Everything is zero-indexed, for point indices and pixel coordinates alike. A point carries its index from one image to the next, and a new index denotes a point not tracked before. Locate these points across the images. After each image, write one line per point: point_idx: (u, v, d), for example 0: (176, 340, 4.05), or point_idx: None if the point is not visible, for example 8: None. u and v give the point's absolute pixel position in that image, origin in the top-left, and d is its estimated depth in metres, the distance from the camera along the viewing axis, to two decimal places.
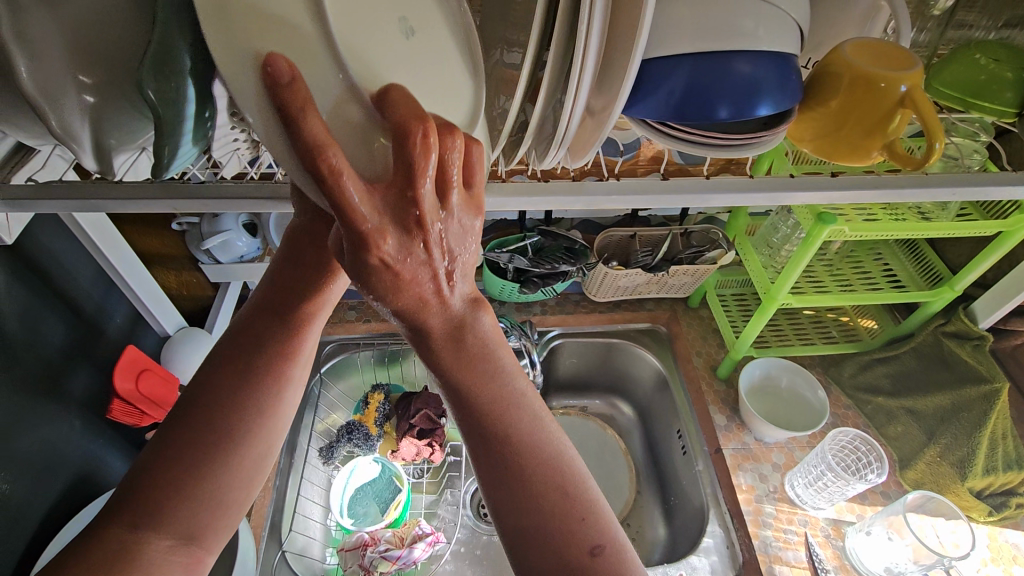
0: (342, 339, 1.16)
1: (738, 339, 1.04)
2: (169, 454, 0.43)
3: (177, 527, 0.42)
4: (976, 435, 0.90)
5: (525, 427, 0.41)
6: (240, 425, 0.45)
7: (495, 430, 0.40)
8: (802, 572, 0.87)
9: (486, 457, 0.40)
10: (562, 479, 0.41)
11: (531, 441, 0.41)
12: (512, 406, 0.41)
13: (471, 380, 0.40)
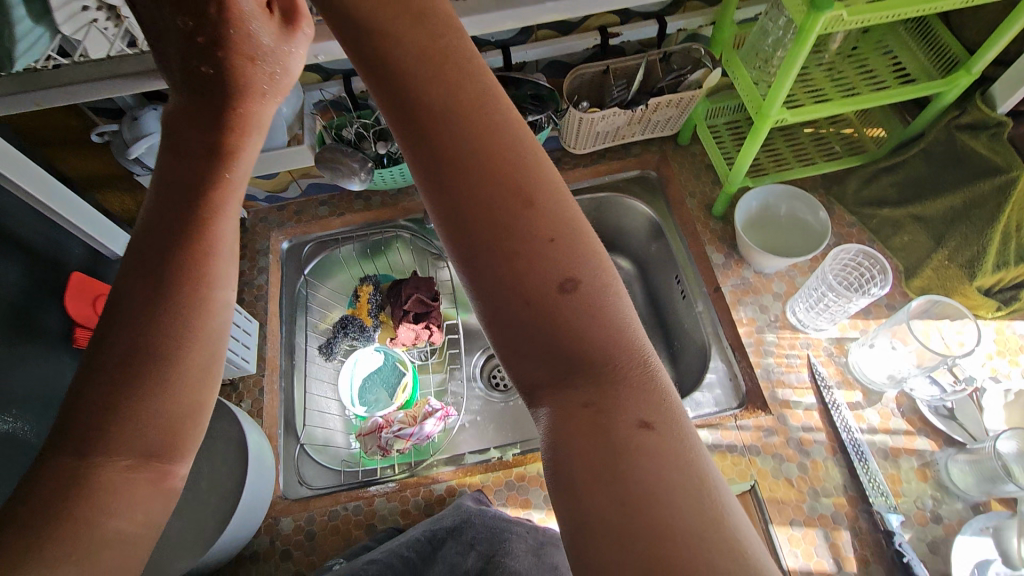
0: (320, 237, 1.12)
1: (732, 172, 0.97)
2: (100, 381, 0.40)
3: (130, 447, 0.40)
4: (988, 232, 0.83)
5: (496, 142, 0.39)
6: (170, 335, 0.41)
7: (441, 140, 0.39)
8: (805, 392, 0.88)
9: (435, 165, 0.39)
10: (529, 196, 0.38)
11: (494, 155, 0.38)
12: (476, 109, 0.39)
13: (424, 77, 0.39)
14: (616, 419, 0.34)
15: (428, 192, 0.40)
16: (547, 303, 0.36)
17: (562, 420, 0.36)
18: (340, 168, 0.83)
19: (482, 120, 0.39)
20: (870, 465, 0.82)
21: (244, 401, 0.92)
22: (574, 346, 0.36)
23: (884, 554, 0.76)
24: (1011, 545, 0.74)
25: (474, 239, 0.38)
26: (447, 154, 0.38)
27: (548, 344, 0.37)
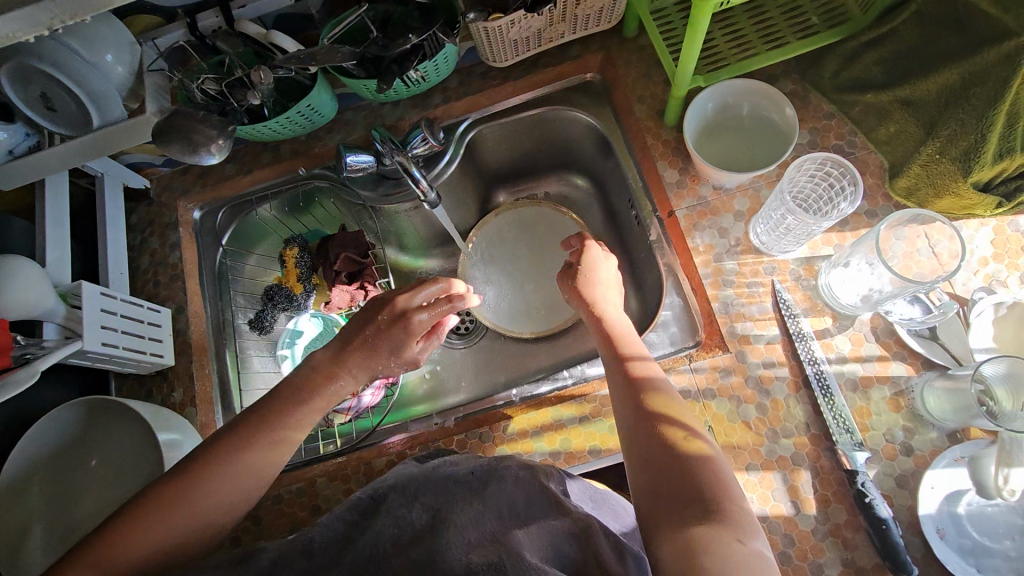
0: (234, 200, 1.01)
1: (677, 70, 0.80)
2: (147, 505, 0.59)
3: (131, 541, 0.57)
4: (988, 116, 0.66)
5: (680, 443, 0.60)
6: (220, 490, 0.61)
7: (655, 406, 0.64)
8: (767, 324, 0.79)
9: (655, 460, 0.59)
10: (706, 469, 0.57)
11: (686, 438, 0.60)
12: (665, 407, 0.63)
13: (656, 429, 0.61)
14: (715, 533, 0.51)
15: (634, 445, 0.62)
16: (705, 527, 0.52)
17: (680, 533, 0.52)
18: (192, 137, 0.64)
19: (643, 380, 0.67)
20: (836, 399, 0.74)
21: (175, 390, 0.88)
22: (711, 525, 0.52)
23: (847, 493, 0.71)
24: (986, 475, 0.66)
25: (633, 418, 0.64)
26: (640, 416, 0.64)
27: (688, 523, 0.53)
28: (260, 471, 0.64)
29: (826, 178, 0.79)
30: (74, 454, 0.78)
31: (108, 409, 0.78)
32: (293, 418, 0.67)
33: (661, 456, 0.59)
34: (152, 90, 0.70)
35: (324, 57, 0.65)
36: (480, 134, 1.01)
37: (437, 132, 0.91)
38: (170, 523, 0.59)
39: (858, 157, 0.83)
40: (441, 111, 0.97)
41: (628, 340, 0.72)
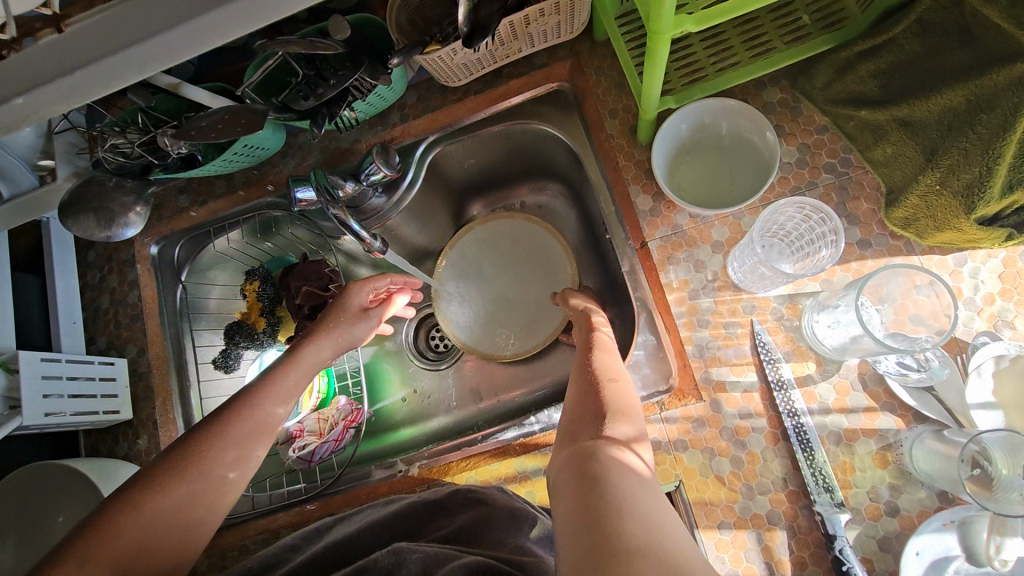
0: (190, 231, 0.95)
1: (646, 93, 0.72)
2: (141, 492, 0.57)
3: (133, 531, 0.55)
4: (994, 147, 0.57)
5: (615, 396, 0.59)
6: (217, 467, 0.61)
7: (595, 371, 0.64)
8: (743, 370, 0.73)
9: (582, 409, 0.59)
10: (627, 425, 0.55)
11: (622, 397, 0.60)
12: (606, 372, 0.64)
13: (592, 384, 0.62)
14: (610, 463, 0.49)
15: (569, 403, 0.62)
16: (604, 458, 0.50)
17: (578, 464, 0.50)
18: (108, 208, 0.68)
19: (601, 353, 0.69)
20: (816, 455, 0.69)
21: (139, 438, 0.87)
22: (611, 459, 0.50)
23: (824, 556, 0.66)
24: (977, 541, 0.62)
25: (576, 370, 0.67)
26: (581, 379, 0.64)
27: (588, 455, 0.51)
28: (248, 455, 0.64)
29: (807, 221, 0.73)
30: (39, 517, 0.76)
31: (67, 470, 0.77)
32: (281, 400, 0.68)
33: (586, 394, 0.61)
34: (65, 152, 0.69)
35: (222, 133, 0.60)
36: (442, 154, 0.93)
37: (391, 159, 0.84)
38: (169, 506, 0.57)
39: (852, 177, 0.75)
40: (399, 131, 0.89)
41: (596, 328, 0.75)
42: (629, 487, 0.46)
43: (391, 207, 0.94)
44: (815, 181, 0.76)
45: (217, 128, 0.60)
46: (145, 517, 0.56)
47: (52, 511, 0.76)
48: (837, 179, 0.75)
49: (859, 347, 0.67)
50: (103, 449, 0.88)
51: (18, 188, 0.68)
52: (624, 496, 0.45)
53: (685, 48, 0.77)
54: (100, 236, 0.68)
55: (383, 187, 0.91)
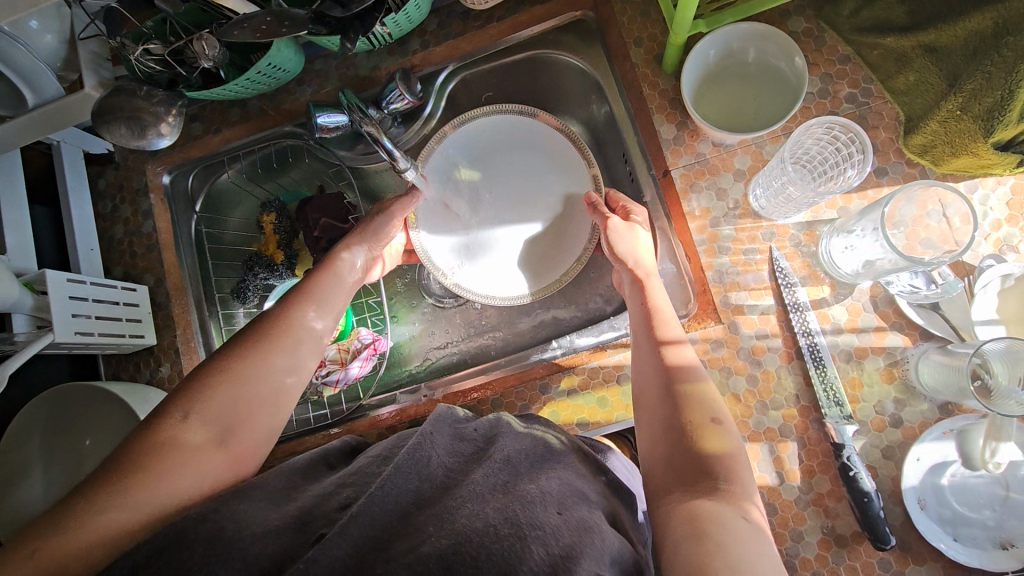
0: (204, 160, 0.93)
1: (677, 16, 0.72)
2: (205, 377, 0.57)
3: (204, 413, 0.55)
4: (1019, 69, 0.58)
5: (718, 435, 0.54)
6: (278, 358, 0.61)
7: (688, 390, 0.58)
8: (761, 294, 0.76)
9: (681, 446, 0.54)
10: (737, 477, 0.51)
11: (725, 434, 0.54)
12: (702, 395, 0.58)
13: (689, 413, 0.56)
14: (738, 540, 0.44)
15: (661, 427, 0.57)
16: (729, 530, 0.45)
17: (693, 534, 0.45)
18: (140, 117, 0.68)
19: (687, 359, 0.62)
20: (828, 371, 0.72)
21: (162, 365, 0.88)
22: (735, 533, 0.45)
23: (831, 464, 0.71)
24: (973, 446, 0.66)
25: (656, 387, 0.60)
26: (674, 398, 0.58)
27: (706, 523, 0.46)
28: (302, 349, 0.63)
29: (834, 144, 0.74)
30: (65, 437, 0.78)
31: (86, 394, 0.79)
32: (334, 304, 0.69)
33: (676, 425, 0.56)
34: (89, 61, 0.68)
35: (265, 35, 0.60)
36: (462, 84, 0.92)
37: (415, 86, 0.83)
38: (234, 392, 0.57)
39: (872, 107, 0.77)
40: (420, 59, 0.88)
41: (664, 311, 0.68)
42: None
43: (410, 137, 0.94)
44: (836, 111, 0.77)
45: (261, 30, 0.60)
46: (224, 395, 0.56)
47: (79, 434, 0.78)
48: (857, 109, 0.77)
49: (873, 269, 0.70)
50: (124, 375, 0.89)
51: (43, 97, 0.67)
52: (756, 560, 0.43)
53: None
54: (134, 144, 0.69)
55: (402, 116, 0.91)
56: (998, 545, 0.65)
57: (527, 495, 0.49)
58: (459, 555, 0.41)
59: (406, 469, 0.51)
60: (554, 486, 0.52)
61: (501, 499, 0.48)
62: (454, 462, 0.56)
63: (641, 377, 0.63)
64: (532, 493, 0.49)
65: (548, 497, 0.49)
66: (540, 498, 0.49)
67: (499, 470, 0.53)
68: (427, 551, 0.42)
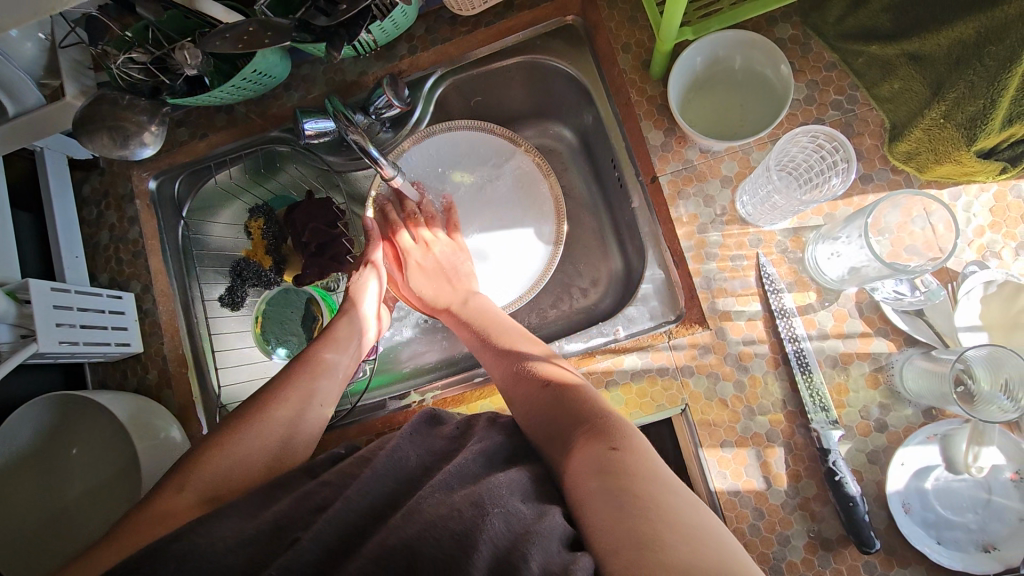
0: (190, 166, 0.92)
1: (664, 23, 0.72)
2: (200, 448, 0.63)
3: (200, 480, 0.60)
4: (1001, 78, 0.59)
5: (579, 397, 0.63)
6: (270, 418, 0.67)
7: (542, 377, 0.67)
8: (748, 300, 0.77)
9: (553, 421, 0.62)
10: (605, 418, 0.59)
11: (584, 394, 0.64)
12: (555, 374, 0.67)
13: (550, 390, 0.65)
14: (612, 459, 0.52)
15: (530, 417, 0.64)
16: (605, 457, 0.52)
17: (585, 479, 0.52)
18: (122, 126, 0.68)
19: (536, 355, 0.71)
20: (814, 376, 0.73)
21: (149, 373, 0.87)
22: (611, 457, 0.52)
23: (818, 469, 0.71)
24: (956, 451, 0.68)
25: (520, 385, 0.68)
26: (536, 388, 0.66)
27: (594, 463, 0.53)
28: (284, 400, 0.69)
29: (819, 152, 0.75)
30: (52, 451, 0.78)
31: (72, 403, 0.79)
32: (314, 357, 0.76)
33: (547, 402, 0.64)
34: (71, 69, 0.68)
35: (248, 45, 0.59)
36: (450, 89, 0.91)
37: (401, 91, 0.83)
38: (226, 453, 0.63)
39: (858, 114, 0.77)
40: (407, 64, 0.87)
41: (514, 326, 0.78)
42: (641, 481, 0.49)
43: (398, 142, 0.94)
44: (822, 117, 0.78)
45: (243, 40, 0.60)
46: (216, 461, 0.62)
47: (65, 444, 0.78)
48: (844, 116, 0.77)
49: (859, 275, 0.71)
50: (111, 384, 0.87)
51: (24, 106, 0.66)
52: (641, 475, 0.50)
53: None
54: (115, 154, 0.69)
55: (391, 121, 0.91)
56: (981, 548, 0.66)
57: (492, 483, 0.49)
58: (420, 544, 0.43)
59: (380, 475, 0.53)
60: (520, 477, 0.52)
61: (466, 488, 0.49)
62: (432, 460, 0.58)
63: (501, 382, 0.71)
64: (499, 480, 0.50)
65: (513, 487, 0.50)
66: (507, 487, 0.49)
67: (474, 463, 0.54)
68: (401, 537, 0.44)
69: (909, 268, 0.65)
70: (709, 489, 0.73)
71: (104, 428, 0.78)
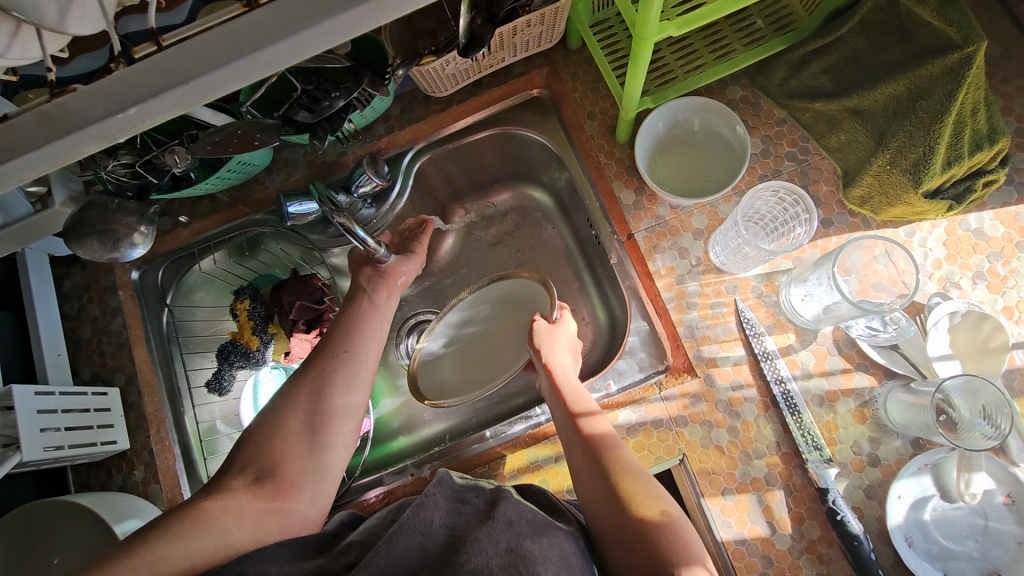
0: (173, 254, 0.92)
1: (625, 93, 0.77)
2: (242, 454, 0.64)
3: (246, 478, 0.61)
4: (936, 128, 0.65)
5: (657, 510, 0.59)
6: (296, 397, 0.68)
7: (616, 473, 0.63)
8: (732, 345, 0.79)
9: (630, 534, 0.58)
10: (685, 551, 0.55)
11: (663, 506, 0.59)
12: (631, 474, 0.63)
13: (627, 493, 0.61)
14: None
15: (609, 519, 0.60)
16: None
17: None
18: (113, 230, 0.70)
19: (612, 447, 0.66)
20: (803, 417, 0.75)
21: (136, 469, 0.84)
22: None
23: (819, 509, 0.72)
24: (948, 480, 0.69)
25: (596, 485, 0.63)
26: (612, 484, 0.62)
27: None
28: (310, 379, 0.69)
29: (781, 204, 0.80)
30: (35, 564, 0.73)
31: (57, 507, 0.74)
32: (338, 330, 0.75)
33: (621, 511, 0.59)
34: (59, 177, 0.70)
35: (237, 147, 0.62)
36: (428, 163, 0.95)
37: (381, 169, 0.86)
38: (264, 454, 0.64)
39: (812, 163, 0.83)
40: (385, 143, 0.91)
41: (586, 398, 0.73)
42: None
43: (380, 217, 0.96)
44: (779, 169, 0.83)
45: (234, 142, 0.62)
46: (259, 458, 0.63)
47: (47, 552, 0.73)
48: (799, 165, 0.83)
49: (833, 314, 0.75)
50: (95, 483, 0.84)
51: (13, 215, 0.67)
52: None
53: (656, 57, 0.84)
54: (107, 258, 0.70)
55: (372, 198, 0.92)
56: None
57: (522, 556, 0.51)
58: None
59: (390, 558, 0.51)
60: (555, 554, 0.52)
61: (507, 555, 0.51)
62: (454, 521, 0.57)
63: (574, 466, 0.67)
64: (536, 555, 0.51)
65: (547, 565, 0.50)
66: (542, 561, 0.50)
67: (503, 531, 0.53)
68: None
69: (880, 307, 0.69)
70: (716, 540, 0.72)
71: (54, 508, 0.74)
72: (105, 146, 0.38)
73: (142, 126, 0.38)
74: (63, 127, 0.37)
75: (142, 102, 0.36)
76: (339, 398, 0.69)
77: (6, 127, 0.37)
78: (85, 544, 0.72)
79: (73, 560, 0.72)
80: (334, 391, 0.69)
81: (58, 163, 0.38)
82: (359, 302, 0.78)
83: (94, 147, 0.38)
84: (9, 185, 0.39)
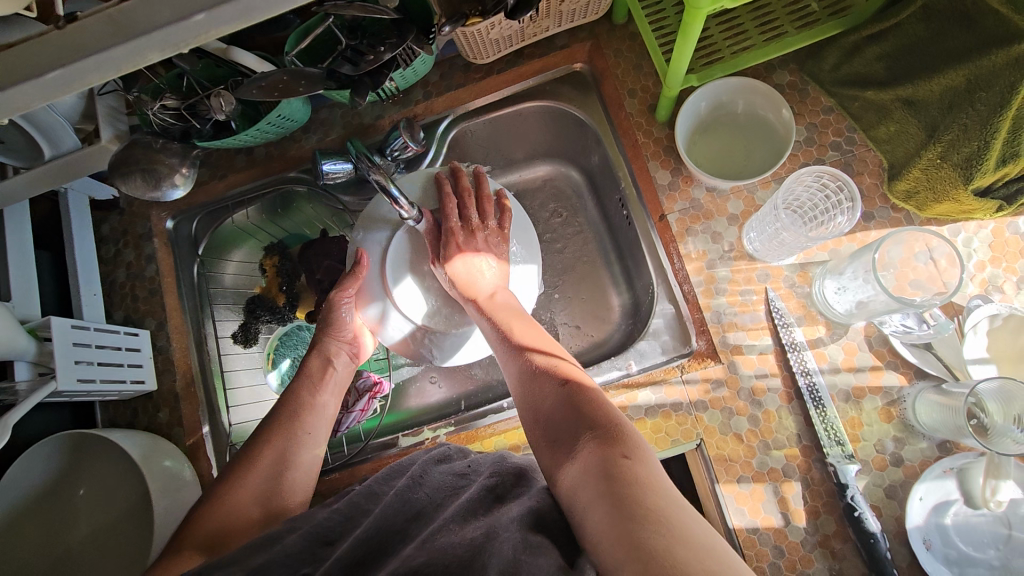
0: (209, 206, 0.93)
1: (669, 70, 0.76)
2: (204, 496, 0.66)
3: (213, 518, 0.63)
4: (993, 122, 0.62)
5: (576, 391, 0.63)
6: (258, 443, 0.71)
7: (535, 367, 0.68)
8: (759, 334, 0.78)
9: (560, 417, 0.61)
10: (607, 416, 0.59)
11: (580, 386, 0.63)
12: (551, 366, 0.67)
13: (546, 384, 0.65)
14: (613, 465, 0.51)
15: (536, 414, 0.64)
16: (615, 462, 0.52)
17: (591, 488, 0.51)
18: (156, 169, 0.72)
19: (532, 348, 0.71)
20: (828, 411, 0.73)
21: (161, 410, 0.86)
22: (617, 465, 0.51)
23: (836, 504, 0.71)
24: (973, 485, 0.67)
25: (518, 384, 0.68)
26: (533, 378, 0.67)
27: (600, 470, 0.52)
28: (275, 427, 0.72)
29: (824, 191, 0.78)
30: (61, 493, 0.77)
31: (84, 441, 0.77)
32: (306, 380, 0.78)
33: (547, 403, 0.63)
34: (106, 114, 0.72)
35: (282, 93, 0.63)
36: (463, 132, 0.94)
37: (417, 133, 0.85)
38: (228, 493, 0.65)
39: (856, 154, 0.80)
40: (422, 108, 0.91)
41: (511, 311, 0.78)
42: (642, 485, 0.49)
43: None
44: (822, 158, 0.81)
45: (279, 88, 0.63)
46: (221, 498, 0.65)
47: (73, 483, 0.77)
48: (843, 156, 0.81)
49: (866, 308, 0.73)
50: (122, 422, 0.87)
51: (60, 150, 0.69)
52: (646, 485, 0.49)
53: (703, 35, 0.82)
54: (148, 195, 0.73)
55: (405, 163, 0.92)
56: None
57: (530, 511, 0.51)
58: (427, 556, 0.46)
59: None
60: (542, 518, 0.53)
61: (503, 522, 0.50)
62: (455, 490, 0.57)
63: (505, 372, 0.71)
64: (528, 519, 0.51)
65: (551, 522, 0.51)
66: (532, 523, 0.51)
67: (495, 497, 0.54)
68: None
69: (918, 302, 0.67)
70: (727, 527, 0.72)
71: (57, 455, 0.77)
72: (168, 53, 0.40)
73: (207, 34, 0.39)
74: (132, 31, 0.38)
75: (209, 8, 0.37)
76: (300, 482, 0.70)
77: (77, 27, 0.38)
78: (111, 477, 0.77)
79: (101, 488, 0.77)
80: (294, 474, 0.70)
81: (124, 67, 0.39)
82: (309, 421, 0.74)
83: (158, 53, 0.39)
84: (75, 88, 0.40)
